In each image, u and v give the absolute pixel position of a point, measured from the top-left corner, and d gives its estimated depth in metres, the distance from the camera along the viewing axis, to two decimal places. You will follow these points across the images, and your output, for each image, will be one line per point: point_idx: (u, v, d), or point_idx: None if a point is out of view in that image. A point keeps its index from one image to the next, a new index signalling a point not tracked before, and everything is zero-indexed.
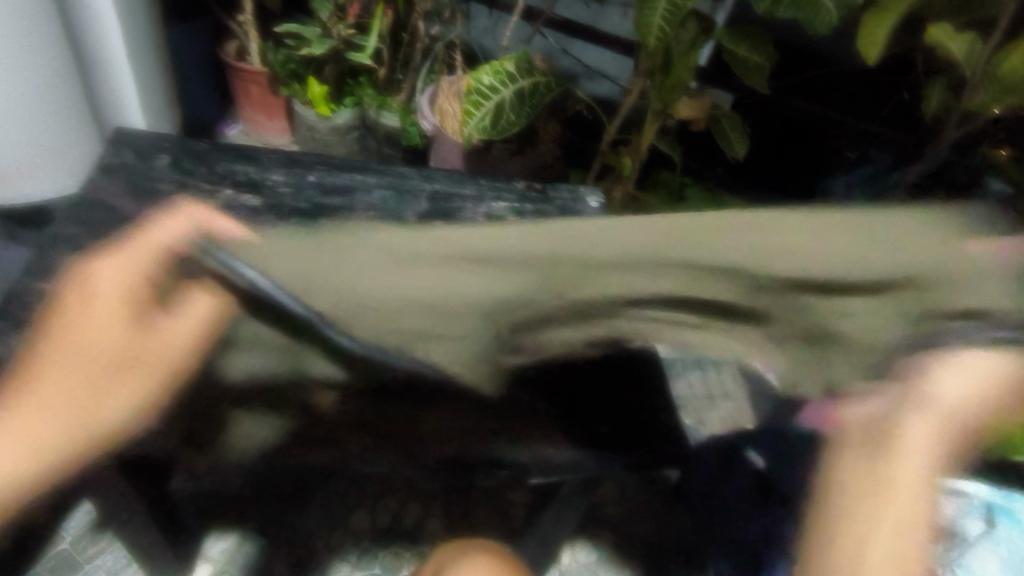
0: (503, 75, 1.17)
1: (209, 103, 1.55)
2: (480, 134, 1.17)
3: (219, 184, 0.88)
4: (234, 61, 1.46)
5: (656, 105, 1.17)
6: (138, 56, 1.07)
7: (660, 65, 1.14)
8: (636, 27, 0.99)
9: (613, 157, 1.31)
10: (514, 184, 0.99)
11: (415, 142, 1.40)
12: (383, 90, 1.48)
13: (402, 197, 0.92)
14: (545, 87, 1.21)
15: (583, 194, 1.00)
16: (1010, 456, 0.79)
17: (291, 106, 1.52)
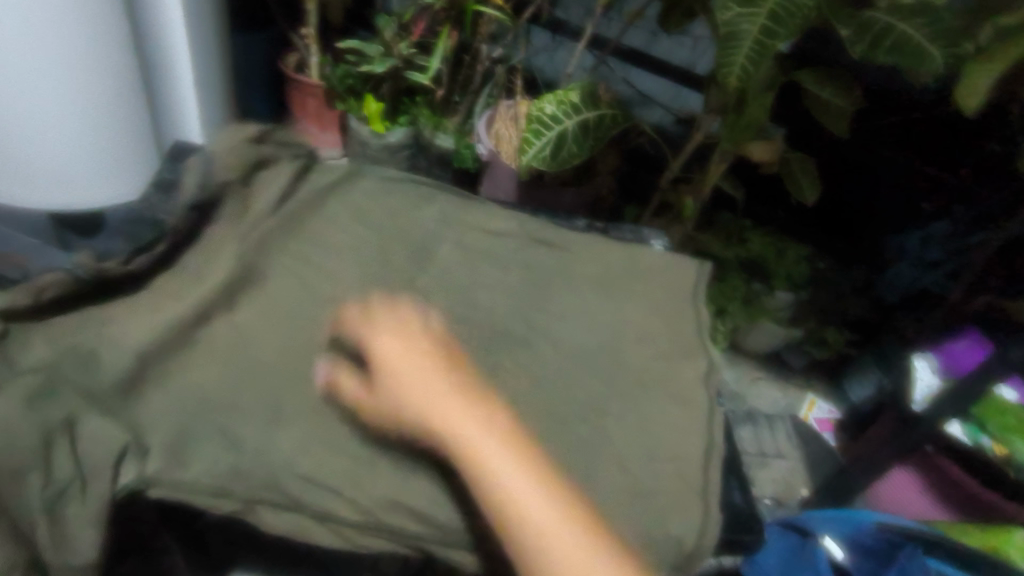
0: (568, 106, 1.13)
1: (265, 113, 1.56)
2: (539, 164, 1.13)
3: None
4: (294, 74, 1.46)
5: (725, 145, 1.11)
6: (202, 68, 1.07)
7: (734, 103, 1.07)
8: (716, 65, 0.93)
9: (674, 195, 1.26)
10: (575, 221, 0.94)
11: (467, 165, 1.36)
12: (439, 110, 1.46)
13: None
14: (611, 121, 1.16)
15: (647, 236, 0.95)
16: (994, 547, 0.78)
17: (345, 122, 1.50)
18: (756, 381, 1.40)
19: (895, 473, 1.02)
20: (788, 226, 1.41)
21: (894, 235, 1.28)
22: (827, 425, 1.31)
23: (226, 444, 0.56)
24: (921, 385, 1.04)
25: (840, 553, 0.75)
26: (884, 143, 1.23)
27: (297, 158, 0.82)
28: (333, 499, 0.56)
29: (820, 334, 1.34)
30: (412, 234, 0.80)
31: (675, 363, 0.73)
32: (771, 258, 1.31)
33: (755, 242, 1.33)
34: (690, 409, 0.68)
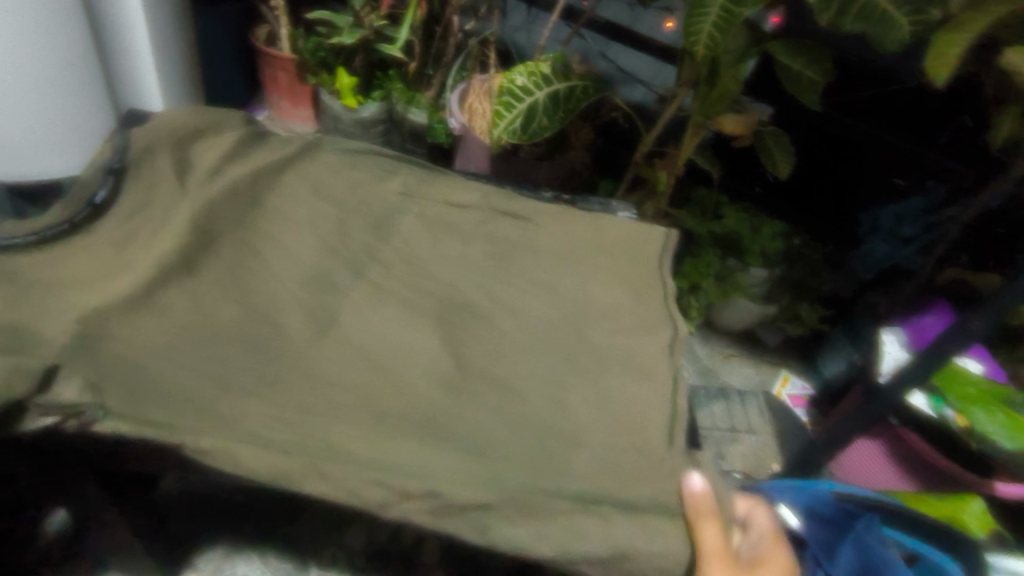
0: (539, 77, 1.11)
1: (236, 87, 1.52)
2: (510, 137, 1.11)
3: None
4: (263, 46, 1.42)
5: (697, 118, 1.10)
6: (161, 36, 1.03)
7: (707, 74, 1.06)
8: (685, 34, 0.92)
9: (648, 170, 1.24)
10: (541, 193, 0.93)
11: (440, 140, 1.33)
12: (413, 85, 1.43)
13: None
14: (583, 92, 1.14)
15: (615, 209, 0.93)
16: (946, 514, 0.78)
17: (318, 96, 1.48)
18: (730, 358, 1.40)
19: (860, 443, 1.03)
20: (764, 202, 1.40)
21: (868, 211, 1.28)
22: (799, 401, 1.32)
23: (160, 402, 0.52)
24: (889, 357, 1.04)
25: (796, 521, 0.74)
26: (859, 118, 1.22)
27: (250, 128, 0.80)
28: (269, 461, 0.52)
29: (794, 310, 1.33)
30: (370, 204, 0.78)
31: (635, 334, 0.71)
32: (745, 234, 1.29)
33: (730, 218, 1.32)
34: (651, 381, 0.67)
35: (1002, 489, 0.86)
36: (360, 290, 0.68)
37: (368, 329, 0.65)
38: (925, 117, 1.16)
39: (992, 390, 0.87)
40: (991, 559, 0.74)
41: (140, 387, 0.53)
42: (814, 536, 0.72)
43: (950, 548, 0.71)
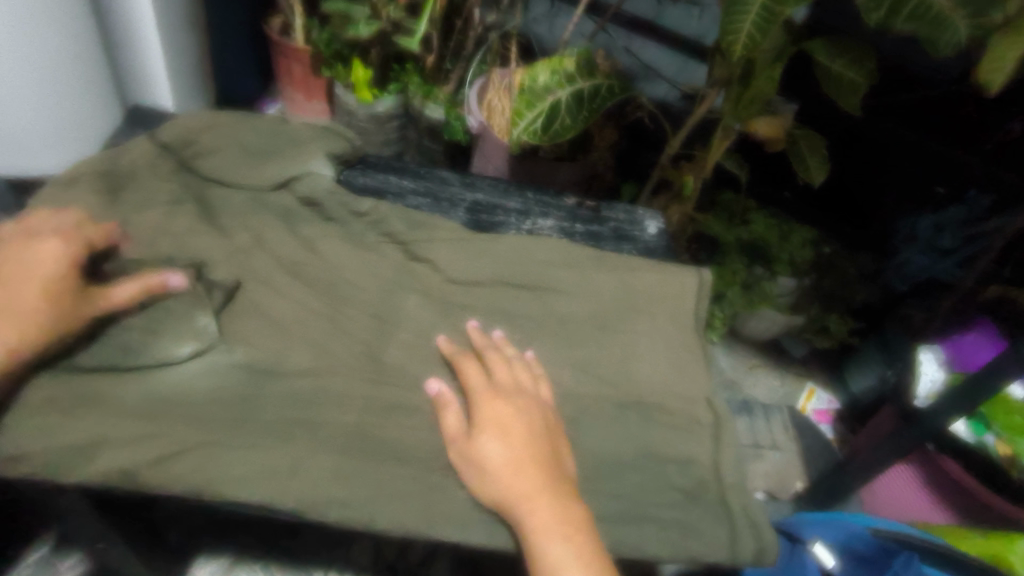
0: (562, 75, 1.06)
1: (250, 79, 1.49)
2: (530, 137, 1.06)
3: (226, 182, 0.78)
4: (278, 38, 1.39)
5: (728, 120, 1.05)
6: (169, 29, 0.99)
7: (739, 75, 1.01)
8: (722, 32, 0.86)
9: (674, 172, 1.19)
10: (564, 199, 0.87)
11: (459, 138, 1.30)
12: (430, 79, 1.38)
13: (438, 206, 0.81)
14: (608, 91, 1.09)
15: (642, 217, 0.87)
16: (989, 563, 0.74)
17: (332, 90, 1.44)
18: (754, 368, 1.37)
19: (895, 470, 0.98)
20: (795, 208, 1.34)
21: (903, 218, 1.21)
22: (824, 416, 1.29)
23: (263, 319, 0.60)
24: (925, 379, 0.99)
25: (832, 561, 0.70)
26: (899, 121, 1.15)
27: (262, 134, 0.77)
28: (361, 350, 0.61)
29: (822, 321, 1.28)
30: (388, 217, 0.74)
31: (678, 369, 0.67)
32: (773, 241, 1.24)
33: (758, 223, 1.26)
34: (686, 433, 0.61)
35: None
36: (380, 304, 0.65)
37: (381, 355, 0.61)
38: (969, 120, 1.09)
39: None
40: None
41: (259, 313, 0.61)
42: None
43: None
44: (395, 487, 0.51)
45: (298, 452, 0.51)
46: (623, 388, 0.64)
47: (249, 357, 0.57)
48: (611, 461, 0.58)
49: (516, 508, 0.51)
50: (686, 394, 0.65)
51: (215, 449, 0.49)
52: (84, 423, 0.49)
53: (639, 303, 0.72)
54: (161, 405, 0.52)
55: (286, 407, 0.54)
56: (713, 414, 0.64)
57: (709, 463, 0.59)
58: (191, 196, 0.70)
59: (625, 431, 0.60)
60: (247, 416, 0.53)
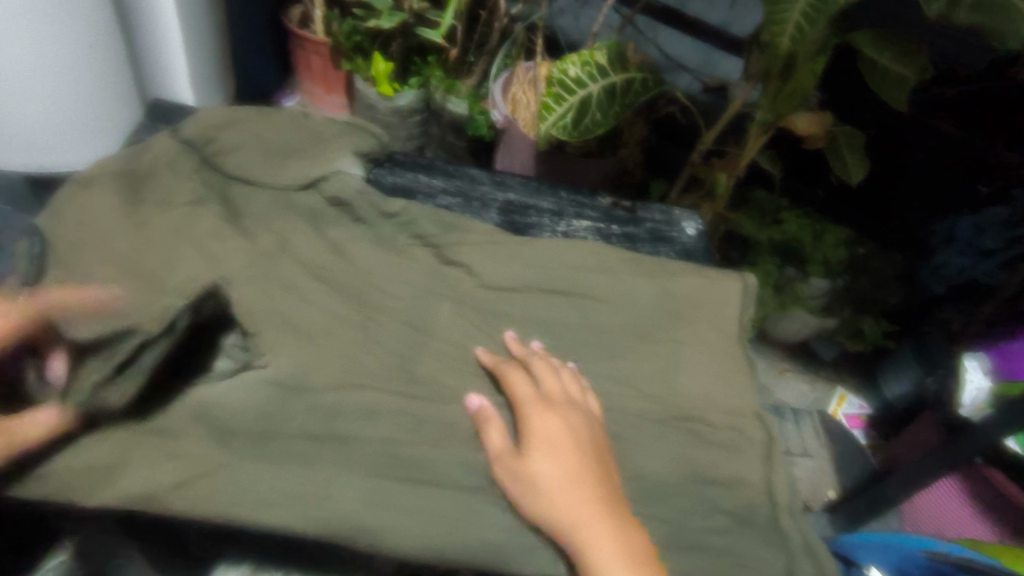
0: (593, 68, 1.02)
1: (268, 72, 1.47)
2: (559, 133, 1.02)
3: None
4: (297, 29, 1.35)
5: (765, 115, 1.01)
6: (189, 22, 0.96)
7: (779, 68, 0.96)
8: (765, 24, 0.82)
9: (705, 170, 1.15)
10: (598, 198, 0.83)
11: (482, 132, 1.26)
12: (452, 72, 1.35)
13: (469, 206, 0.78)
14: (641, 86, 1.05)
15: (679, 218, 0.83)
16: None
17: (352, 83, 1.41)
18: (784, 371, 1.33)
19: (940, 484, 0.95)
20: (828, 207, 1.30)
21: (945, 218, 1.16)
22: (856, 422, 1.26)
23: (294, 328, 0.58)
24: (971, 387, 0.94)
25: None
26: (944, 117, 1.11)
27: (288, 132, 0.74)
28: (395, 360, 0.59)
29: (856, 324, 1.24)
30: (419, 219, 0.72)
31: (724, 381, 0.63)
32: (807, 241, 1.20)
33: (791, 223, 1.22)
34: (732, 452, 0.58)
35: None
36: (414, 311, 0.63)
37: (417, 368, 0.59)
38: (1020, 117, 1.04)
39: None
40: None
41: (290, 321, 0.59)
42: None
43: None
44: (433, 510, 0.48)
45: (332, 472, 0.48)
46: (668, 401, 0.61)
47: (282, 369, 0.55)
48: (653, 482, 0.55)
49: (561, 534, 0.49)
50: (733, 408, 0.62)
51: (245, 470, 0.47)
52: (102, 447, 0.47)
53: (682, 311, 0.69)
54: (183, 424, 0.50)
55: (321, 422, 0.53)
56: (763, 429, 0.61)
57: (758, 485, 0.57)
58: (218, 198, 0.67)
59: (672, 448, 0.57)
60: (275, 429, 0.51)
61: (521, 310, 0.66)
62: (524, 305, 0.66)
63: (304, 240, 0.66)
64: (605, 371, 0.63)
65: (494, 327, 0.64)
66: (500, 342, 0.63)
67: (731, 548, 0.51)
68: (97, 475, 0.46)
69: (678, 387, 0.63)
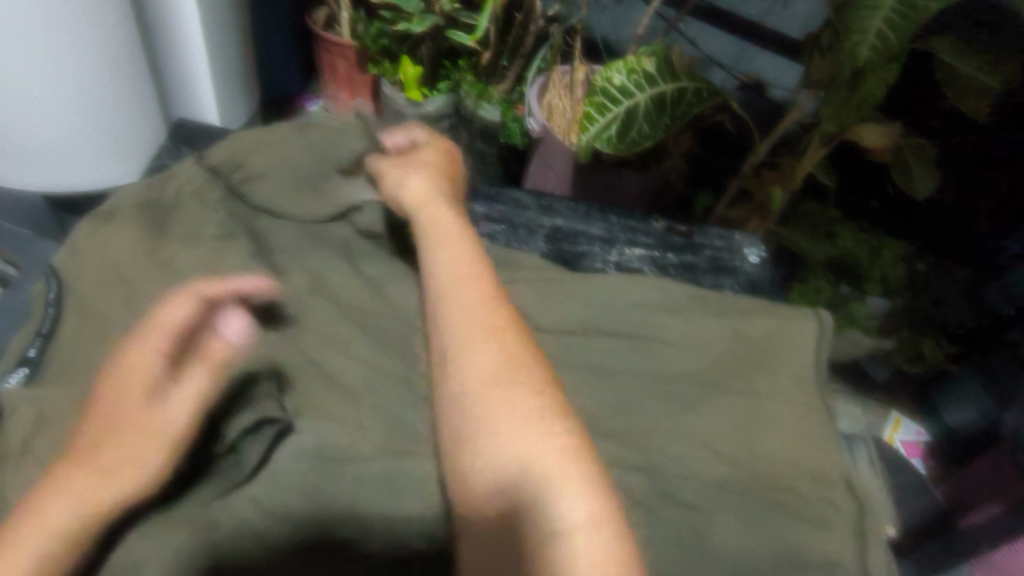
0: (640, 76, 0.95)
1: (291, 76, 1.41)
2: (602, 146, 0.95)
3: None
4: (323, 33, 1.30)
5: (827, 127, 0.94)
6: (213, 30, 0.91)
7: (846, 77, 0.88)
8: (841, 32, 0.75)
9: (756, 183, 1.07)
10: (652, 223, 0.76)
11: (515, 141, 1.21)
12: (484, 77, 1.28)
13: (514, 233, 0.72)
14: (693, 95, 0.98)
15: (741, 244, 0.76)
16: None
17: (379, 88, 1.35)
18: (834, 394, 1.26)
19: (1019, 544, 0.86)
20: (883, 219, 1.23)
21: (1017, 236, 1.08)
22: (914, 449, 1.19)
23: (329, 381, 0.53)
24: None
25: None
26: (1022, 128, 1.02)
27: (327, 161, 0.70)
28: None
29: (915, 345, 1.15)
30: None
31: (807, 441, 0.57)
32: (865, 258, 1.14)
33: (845, 237, 1.15)
34: (823, 528, 0.52)
35: None
36: None
37: None
38: None
39: None
40: None
41: (329, 372, 0.54)
42: None
43: None
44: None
45: (378, 557, 0.44)
46: (744, 463, 0.55)
47: (323, 441, 0.50)
48: (738, 564, 0.49)
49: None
50: (818, 472, 0.56)
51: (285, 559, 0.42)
52: (130, 542, 0.42)
53: (759, 360, 0.62)
54: (218, 509, 0.45)
55: (367, 496, 0.48)
56: (853, 500, 0.54)
57: (856, 567, 0.50)
58: (247, 232, 0.62)
59: (759, 529, 0.51)
60: (320, 509, 0.46)
61: (580, 355, 0.61)
62: (582, 349, 0.61)
63: (339, 280, 0.62)
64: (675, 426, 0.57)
65: None
66: None
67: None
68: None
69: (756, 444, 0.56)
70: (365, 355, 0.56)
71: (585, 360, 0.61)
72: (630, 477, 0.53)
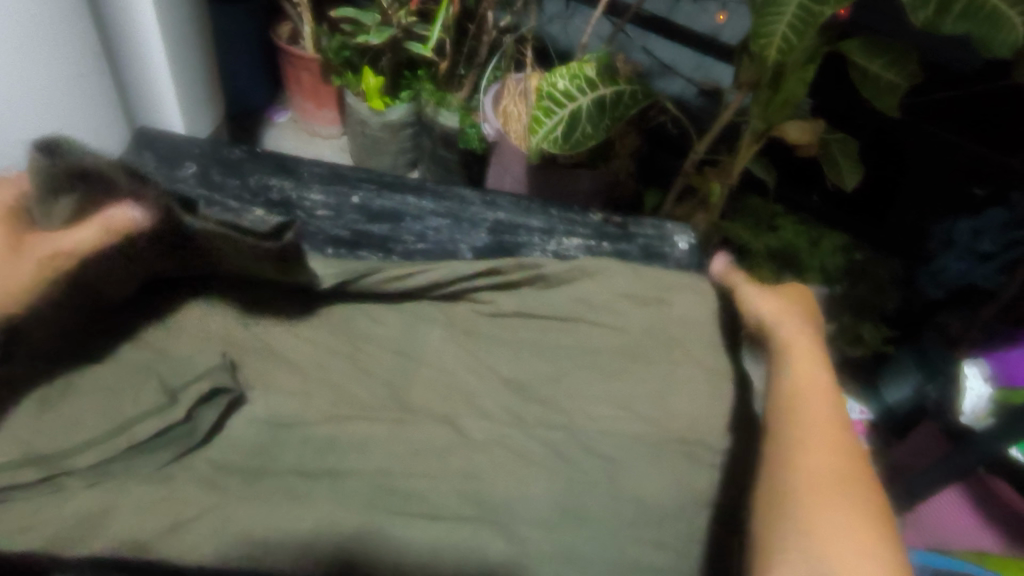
0: (582, 80, 1.02)
1: (259, 89, 1.46)
2: (550, 147, 1.01)
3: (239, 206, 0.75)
4: (287, 46, 1.35)
5: (757, 125, 1.01)
6: (175, 44, 0.96)
7: (769, 77, 0.96)
8: (753, 35, 0.82)
9: (699, 179, 1.14)
10: (589, 215, 0.82)
11: (473, 146, 1.25)
12: (443, 86, 1.35)
13: (458, 226, 0.78)
14: (631, 98, 1.05)
15: (672, 232, 0.82)
16: None
17: (343, 98, 1.40)
18: None
19: (947, 493, 0.92)
20: (821, 212, 1.31)
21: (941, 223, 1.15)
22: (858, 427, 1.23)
23: None
24: (971, 395, 0.95)
25: None
26: (938, 121, 1.10)
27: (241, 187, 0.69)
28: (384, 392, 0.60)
29: (856, 330, 1.20)
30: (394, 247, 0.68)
31: (721, 404, 0.62)
32: (803, 248, 1.16)
33: (786, 228, 1.19)
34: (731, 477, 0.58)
35: None
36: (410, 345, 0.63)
37: (410, 401, 0.60)
38: (1013, 118, 1.03)
39: None
40: None
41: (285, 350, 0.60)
42: None
43: None
44: (431, 544, 0.47)
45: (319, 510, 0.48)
46: (663, 422, 0.61)
47: (278, 417, 0.55)
48: (655, 510, 0.54)
49: (559, 566, 0.48)
50: (731, 430, 0.61)
51: (234, 510, 0.46)
52: (83, 495, 0.46)
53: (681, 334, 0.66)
54: (172, 469, 0.49)
55: (314, 458, 0.53)
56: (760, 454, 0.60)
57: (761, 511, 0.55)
58: None
59: (674, 483, 0.56)
60: (269, 465, 0.52)
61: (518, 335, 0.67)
62: (518, 327, 0.68)
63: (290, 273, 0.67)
64: (602, 394, 0.63)
65: (481, 359, 0.64)
66: (490, 373, 0.63)
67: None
68: (79, 528, 0.44)
69: (675, 403, 0.61)
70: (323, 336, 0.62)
71: (521, 337, 0.67)
72: (555, 434, 0.58)
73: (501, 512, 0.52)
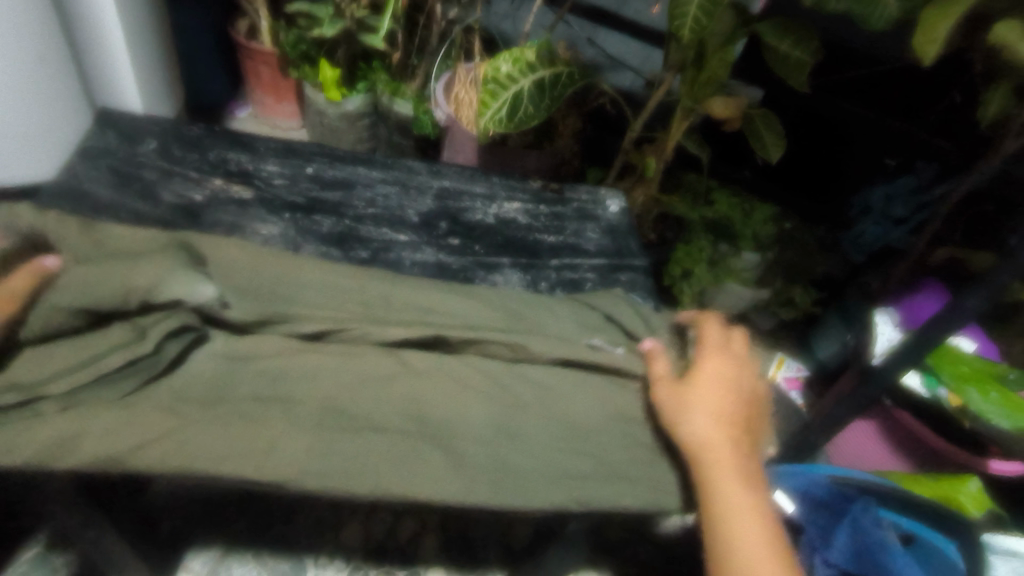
0: (523, 65, 1.09)
1: (219, 84, 1.51)
2: (496, 126, 1.09)
3: (198, 178, 0.80)
4: (244, 41, 1.40)
5: (685, 102, 1.10)
6: (133, 36, 1.01)
7: (693, 58, 1.06)
8: (670, 18, 0.94)
9: (637, 156, 1.23)
10: (528, 183, 0.91)
11: (427, 131, 1.31)
12: (397, 76, 1.41)
13: (407, 193, 0.85)
14: (568, 79, 1.13)
15: (604, 197, 0.92)
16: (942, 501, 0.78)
17: (301, 90, 1.46)
18: None
19: (857, 423, 1.03)
20: (754, 185, 1.40)
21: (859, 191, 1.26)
22: (794, 383, 1.34)
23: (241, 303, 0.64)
24: (881, 339, 1.05)
25: (793, 507, 0.74)
26: (849, 97, 1.21)
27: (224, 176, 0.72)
28: None
29: (788, 293, 1.31)
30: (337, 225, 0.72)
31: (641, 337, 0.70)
32: (737, 218, 1.28)
33: (721, 203, 1.30)
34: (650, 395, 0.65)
35: (994, 466, 0.85)
36: (361, 294, 0.69)
37: None
38: (912, 91, 1.14)
39: (984, 367, 0.85)
40: (987, 539, 0.72)
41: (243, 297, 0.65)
42: (810, 522, 0.72)
43: (946, 528, 0.69)
44: (375, 455, 0.53)
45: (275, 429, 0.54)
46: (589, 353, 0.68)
47: (234, 350, 0.59)
48: (581, 426, 0.60)
49: (491, 471, 0.54)
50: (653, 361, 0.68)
51: (196, 432, 0.52)
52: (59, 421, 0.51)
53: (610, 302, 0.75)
54: (140, 397, 0.54)
55: (267, 386, 0.57)
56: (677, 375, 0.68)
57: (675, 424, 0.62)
58: None
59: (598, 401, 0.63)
60: (227, 395, 0.56)
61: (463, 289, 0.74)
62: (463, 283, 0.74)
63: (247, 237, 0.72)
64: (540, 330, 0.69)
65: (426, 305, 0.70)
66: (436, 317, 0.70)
67: (651, 478, 0.57)
68: (58, 446, 0.49)
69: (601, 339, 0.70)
70: (287, 286, 0.68)
71: (467, 291, 0.74)
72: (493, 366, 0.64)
73: (441, 429, 0.57)
